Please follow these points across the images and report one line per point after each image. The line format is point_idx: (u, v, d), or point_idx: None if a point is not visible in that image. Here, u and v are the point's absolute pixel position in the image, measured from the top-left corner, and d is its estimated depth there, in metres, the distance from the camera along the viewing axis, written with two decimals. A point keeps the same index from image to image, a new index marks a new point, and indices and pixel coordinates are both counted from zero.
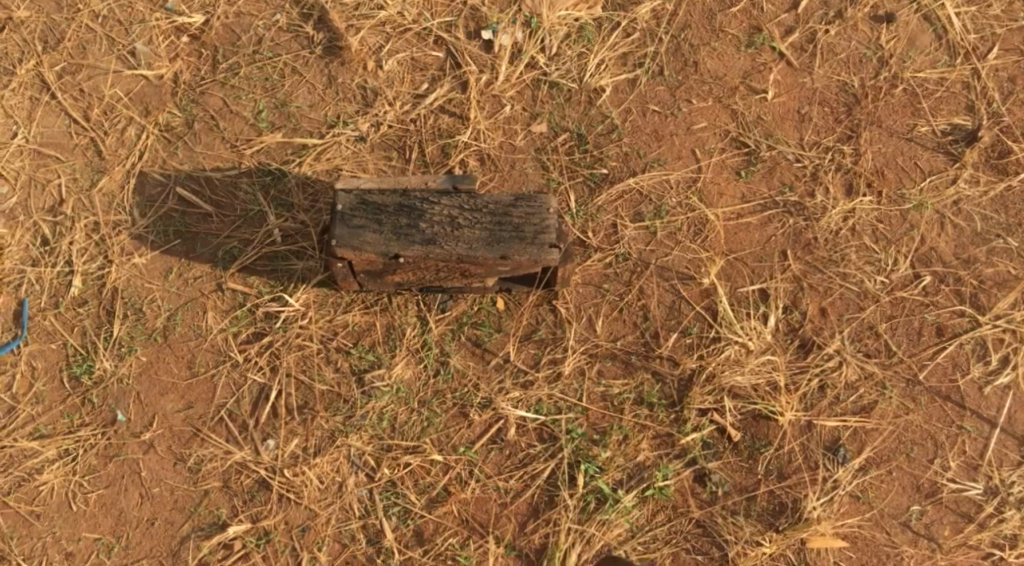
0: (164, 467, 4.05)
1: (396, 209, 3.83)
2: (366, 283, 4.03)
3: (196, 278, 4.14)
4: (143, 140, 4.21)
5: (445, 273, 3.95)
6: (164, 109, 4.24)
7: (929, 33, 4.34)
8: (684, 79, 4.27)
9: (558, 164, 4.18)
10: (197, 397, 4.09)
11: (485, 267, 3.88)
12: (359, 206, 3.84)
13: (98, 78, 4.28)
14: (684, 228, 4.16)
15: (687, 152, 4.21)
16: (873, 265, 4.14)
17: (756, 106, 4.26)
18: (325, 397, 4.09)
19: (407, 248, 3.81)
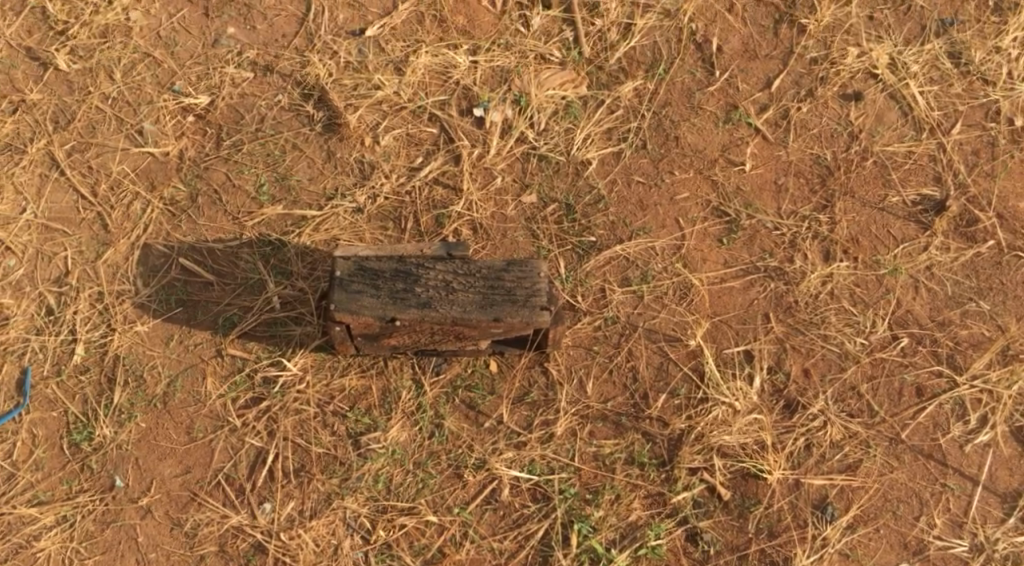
0: (161, 532, 4.14)
1: (392, 275, 4.00)
2: (363, 346, 4.17)
3: (197, 344, 4.27)
4: (148, 214, 4.37)
5: (439, 336, 4.10)
6: (169, 183, 4.40)
7: (895, 110, 4.57)
8: (666, 152, 4.47)
9: (547, 233, 4.34)
10: (195, 462, 4.20)
11: (478, 330, 4.04)
12: (357, 272, 4.00)
13: (106, 156, 4.44)
14: (670, 293, 4.32)
15: (670, 221, 4.38)
16: (853, 327, 4.31)
17: (736, 177, 4.45)
18: (321, 459, 4.21)
19: (403, 311, 3.96)
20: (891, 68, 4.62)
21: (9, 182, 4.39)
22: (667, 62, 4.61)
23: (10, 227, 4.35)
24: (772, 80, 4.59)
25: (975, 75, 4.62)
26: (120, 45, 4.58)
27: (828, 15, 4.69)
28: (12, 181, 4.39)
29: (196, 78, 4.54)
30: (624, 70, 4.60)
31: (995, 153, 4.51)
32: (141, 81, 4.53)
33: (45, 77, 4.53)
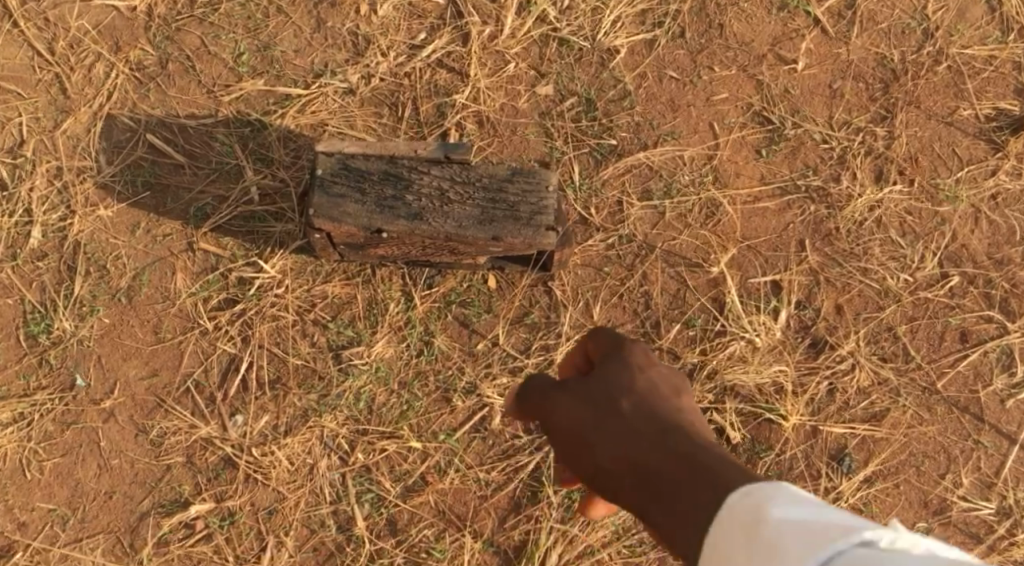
0: (125, 438, 3.78)
1: (381, 180, 3.59)
2: (343, 250, 3.75)
3: (165, 236, 3.82)
4: (112, 79, 3.84)
5: (431, 250, 3.69)
6: (136, 45, 3.86)
7: (982, 4, 3.94)
8: (707, 43, 3.87)
9: (562, 133, 3.78)
10: (162, 364, 3.81)
11: (474, 249, 3.64)
12: (341, 172, 3.58)
13: (65, 8, 3.88)
14: (695, 210, 3.79)
15: (704, 126, 3.81)
16: (898, 261, 3.80)
17: (787, 78, 3.87)
18: (298, 372, 3.82)
19: (391, 222, 3.55)
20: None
21: None
22: None
23: None
24: None
25: None
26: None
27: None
28: None
29: None
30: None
31: None
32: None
33: None
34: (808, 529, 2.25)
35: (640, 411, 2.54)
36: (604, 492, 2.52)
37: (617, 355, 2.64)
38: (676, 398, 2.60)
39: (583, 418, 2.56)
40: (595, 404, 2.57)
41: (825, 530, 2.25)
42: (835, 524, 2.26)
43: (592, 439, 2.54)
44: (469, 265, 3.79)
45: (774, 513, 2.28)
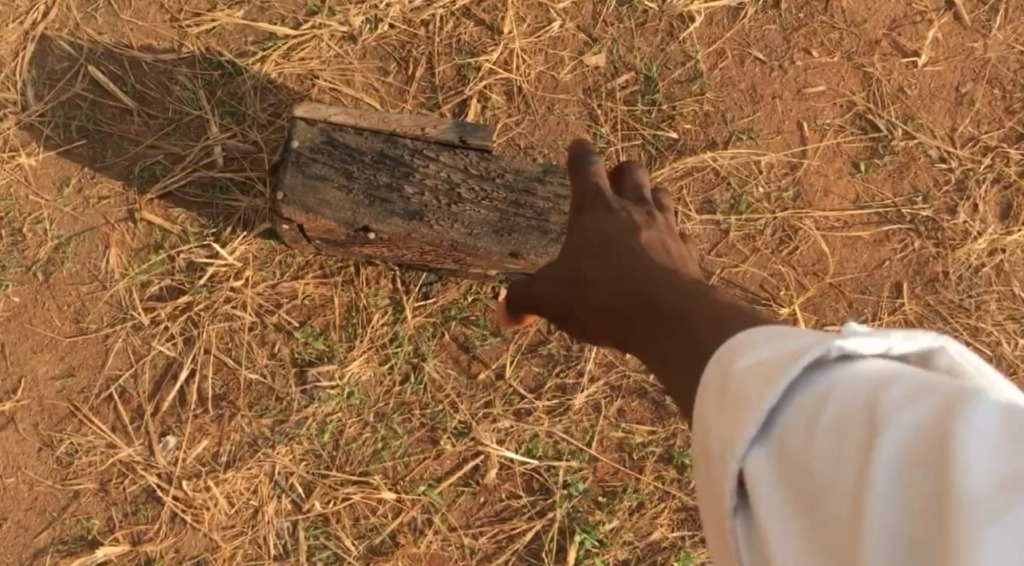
0: (24, 453, 3.02)
1: (374, 162, 2.80)
2: (317, 246, 2.97)
3: (101, 200, 3.04)
4: None
5: (428, 256, 2.93)
6: None
7: None
8: (806, 19, 3.05)
9: (610, 118, 2.98)
10: (81, 363, 3.05)
11: (482, 261, 2.89)
12: (323, 148, 2.79)
13: None
14: (767, 232, 2.99)
15: (791, 125, 3.01)
16: (1017, 323, 3.03)
17: (905, 74, 3.07)
18: (252, 389, 3.08)
19: (381, 221, 2.78)
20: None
21: None
22: None
23: None
24: None
25: None
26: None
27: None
28: None
29: None
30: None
31: None
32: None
33: None
34: (753, 367, 1.72)
35: (613, 265, 2.26)
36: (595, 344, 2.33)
37: (578, 210, 2.47)
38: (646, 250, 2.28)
39: (555, 286, 2.39)
40: (563, 266, 2.38)
41: (779, 359, 1.71)
42: (777, 350, 1.73)
43: (568, 305, 2.34)
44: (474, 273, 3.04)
45: (736, 359, 1.75)
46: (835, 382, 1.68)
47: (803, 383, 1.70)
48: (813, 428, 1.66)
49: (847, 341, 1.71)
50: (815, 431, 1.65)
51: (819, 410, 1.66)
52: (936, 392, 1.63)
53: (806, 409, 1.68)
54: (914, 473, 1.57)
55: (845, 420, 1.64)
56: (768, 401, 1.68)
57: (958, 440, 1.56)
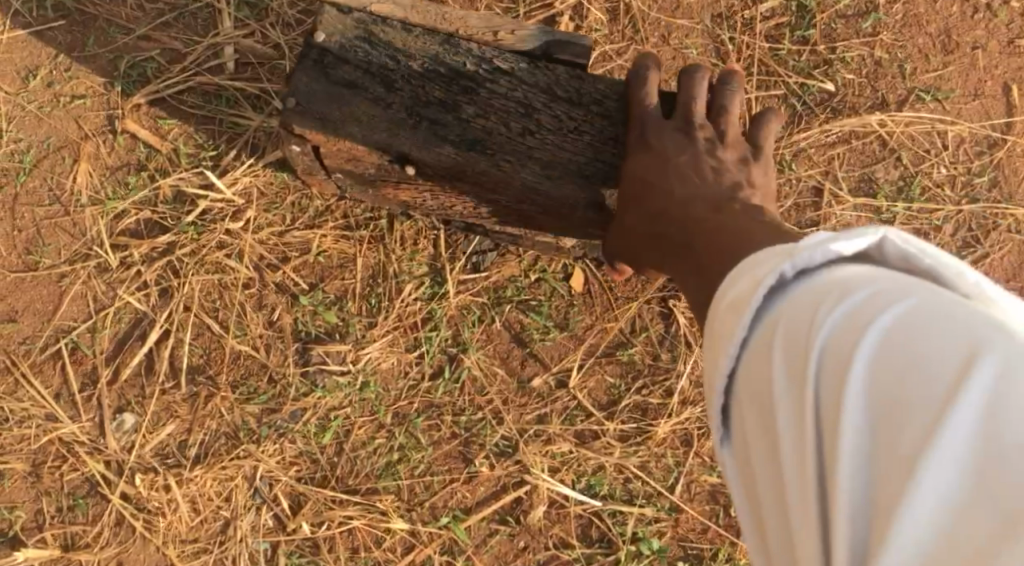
0: None
1: (426, 67, 2.01)
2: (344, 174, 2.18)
3: (73, 99, 2.36)
4: None
5: (492, 204, 2.13)
6: None
7: None
8: None
9: (750, 50, 2.33)
10: (25, 307, 2.35)
11: (564, 217, 2.09)
12: (357, 43, 2.01)
13: None
14: (949, 226, 2.33)
15: (994, 88, 2.36)
16: None
17: None
18: (238, 365, 2.37)
19: (427, 145, 2.01)
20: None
21: None
22: None
23: None
24: None
25: None
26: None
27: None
28: None
29: None
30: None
31: None
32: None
33: None
34: (730, 301, 1.55)
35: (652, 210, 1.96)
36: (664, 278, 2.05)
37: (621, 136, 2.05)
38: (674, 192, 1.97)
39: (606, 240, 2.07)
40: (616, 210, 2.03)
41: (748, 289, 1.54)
42: (741, 285, 1.55)
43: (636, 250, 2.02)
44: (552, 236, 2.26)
45: (722, 297, 1.58)
46: (794, 297, 1.50)
47: (768, 309, 1.52)
48: (768, 354, 1.48)
49: (802, 253, 1.52)
50: (773, 357, 1.47)
51: (772, 333, 1.49)
52: (877, 290, 1.47)
53: (767, 333, 1.50)
54: (849, 381, 1.40)
55: (796, 337, 1.46)
56: (734, 332, 1.52)
57: (892, 339, 1.41)
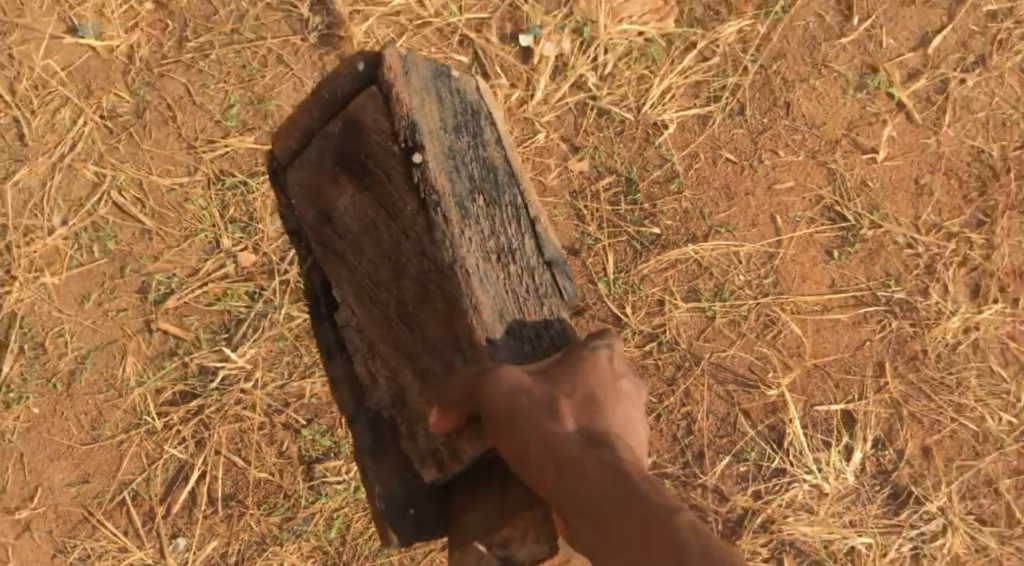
0: (39, 558, 3.13)
1: (479, 165, 2.28)
2: (312, 143, 2.32)
3: (118, 312, 3.21)
4: (77, 126, 3.21)
5: (384, 263, 2.27)
6: (109, 90, 3.24)
7: None
8: (770, 123, 3.21)
9: (597, 215, 3.14)
10: (96, 469, 3.18)
11: (426, 328, 2.23)
12: (462, 100, 2.31)
13: (30, 43, 3.24)
14: (751, 317, 3.10)
15: (765, 218, 3.14)
16: (999, 398, 3.09)
17: (875, 166, 3.20)
18: (259, 487, 3.21)
19: (429, 171, 2.23)
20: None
21: None
22: None
23: None
24: (930, 35, 3.29)
25: None
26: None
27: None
28: None
29: None
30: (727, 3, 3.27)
31: None
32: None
33: None
34: None
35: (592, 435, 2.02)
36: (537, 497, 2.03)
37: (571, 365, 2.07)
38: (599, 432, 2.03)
39: (515, 421, 2.02)
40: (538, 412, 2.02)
41: None
42: None
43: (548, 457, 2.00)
44: (376, 384, 2.28)
45: None
46: None
47: None
48: None
49: None
50: None
51: None
52: None
53: None
54: None
55: None
56: None
57: None
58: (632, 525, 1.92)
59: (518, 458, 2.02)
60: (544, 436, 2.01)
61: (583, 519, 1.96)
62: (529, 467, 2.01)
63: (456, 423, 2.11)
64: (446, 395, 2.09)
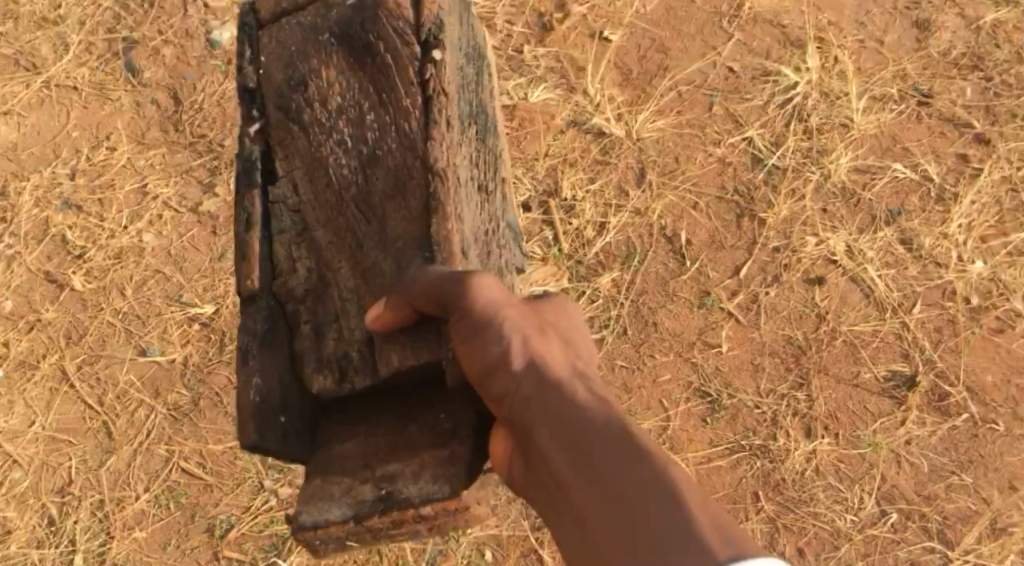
0: None
1: (477, 103, 2.90)
2: (311, 10, 2.58)
3: (193, 548, 3.50)
4: (151, 419, 3.64)
5: (359, 148, 2.52)
6: (172, 389, 3.67)
7: (857, 291, 3.73)
8: (645, 336, 3.66)
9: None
10: None
11: (386, 220, 2.49)
12: (468, 42, 2.86)
13: (114, 366, 3.71)
14: None
15: (655, 401, 3.58)
16: (841, 503, 3.48)
17: (710, 352, 3.63)
18: None
19: (443, 72, 2.52)
20: (849, 254, 3.76)
21: (17, 397, 3.68)
22: (641, 253, 3.77)
23: (16, 440, 3.64)
24: (738, 265, 3.74)
25: (928, 256, 3.77)
26: (133, 262, 3.83)
27: (784, 204, 3.81)
28: (21, 397, 3.68)
29: (205, 288, 3.78)
30: (600, 261, 3.76)
31: (958, 329, 3.69)
32: (150, 297, 3.79)
33: (61, 294, 3.80)
34: None
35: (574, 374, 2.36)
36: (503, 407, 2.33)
37: (554, 314, 2.44)
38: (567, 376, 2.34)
39: (497, 329, 2.32)
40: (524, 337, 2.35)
41: None
42: None
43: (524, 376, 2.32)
44: (294, 272, 2.53)
45: None
46: None
47: None
48: None
49: None
50: None
51: None
52: None
53: None
54: None
55: None
56: None
57: None
58: (601, 443, 2.24)
59: (490, 365, 2.31)
60: (523, 349, 2.34)
61: (548, 424, 2.29)
62: (500, 372, 2.31)
63: (400, 315, 2.37)
64: (404, 290, 2.34)
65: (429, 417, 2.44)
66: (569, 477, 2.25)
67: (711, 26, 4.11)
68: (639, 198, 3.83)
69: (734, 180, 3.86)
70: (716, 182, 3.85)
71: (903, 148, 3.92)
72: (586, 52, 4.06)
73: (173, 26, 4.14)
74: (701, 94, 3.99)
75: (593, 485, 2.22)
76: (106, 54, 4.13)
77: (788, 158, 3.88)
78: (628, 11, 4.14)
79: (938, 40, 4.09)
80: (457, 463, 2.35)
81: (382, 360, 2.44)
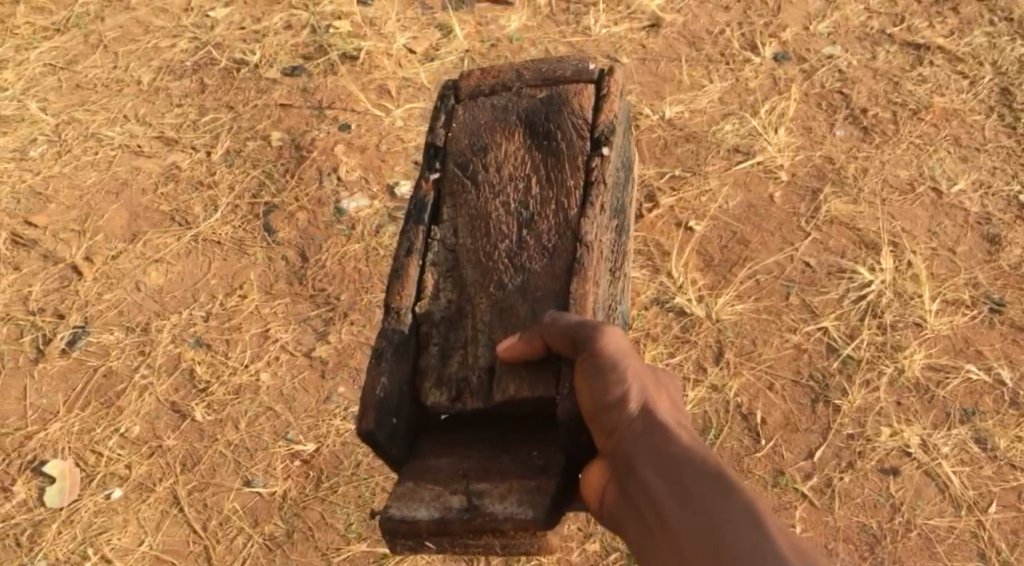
0: None
1: (625, 206, 3.41)
2: (503, 99, 3.22)
3: None
4: (249, 547, 3.80)
5: (518, 212, 3.03)
6: (270, 520, 3.84)
7: (931, 485, 3.84)
8: None
9: None
10: None
11: (531, 277, 2.95)
12: (626, 162, 3.44)
13: (223, 493, 3.90)
14: None
15: None
16: None
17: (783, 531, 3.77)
18: None
19: (605, 165, 3.06)
20: (921, 447, 3.90)
21: (132, 516, 3.87)
22: (716, 427, 3.96)
23: (126, 556, 3.80)
24: (812, 450, 3.91)
25: (1003, 458, 3.87)
26: (249, 398, 4.09)
27: (858, 394, 4.00)
28: (133, 516, 3.86)
29: (307, 427, 4.01)
30: None
31: None
32: (261, 431, 4.02)
33: (183, 424, 4.04)
34: None
35: (682, 428, 2.59)
36: (615, 440, 2.58)
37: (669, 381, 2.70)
38: (676, 426, 2.58)
39: (621, 374, 2.62)
40: (643, 386, 2.62)
41: None
42: None
43: (638, 416, 2.58)
44: (435, 299, 2.97)
45: None
46: None
47: None
48: None
49: None
50: None
51: None
52: None
53: None
54: None
55: None
56: None
57: None
58: (701, 481, 2.44)
59: (607, 403, 2.60)
60: (640, 395, 2.60)
61: (649, 461, 2.52)
62: (614, 411, 2.59)
63: (528, 349, 2.78)
64: (543, 328, 2.75)
65: (524, 453, 2.80)
66: (661, 507, 2.46)
67: (790, 225, 4.40)
68: (717, 374, 4.05)
69: (809, 365, 4.07)
70: (792, 366, 4.07)
71: (976, 351, 4.09)
72: (671, 239, 4.38)
73: (309, 194, 4.55)
74: (779, 284, 4.25)
75: (682, 515, 2.42)
76: (248, 215, 4.53)
77: (862, 350, 4.08)
78: (712, 205, 4.46)
79: (1008, 256, 4.31)
80: (544, 494, 2.66)
81: (499, 388, 2.84)
